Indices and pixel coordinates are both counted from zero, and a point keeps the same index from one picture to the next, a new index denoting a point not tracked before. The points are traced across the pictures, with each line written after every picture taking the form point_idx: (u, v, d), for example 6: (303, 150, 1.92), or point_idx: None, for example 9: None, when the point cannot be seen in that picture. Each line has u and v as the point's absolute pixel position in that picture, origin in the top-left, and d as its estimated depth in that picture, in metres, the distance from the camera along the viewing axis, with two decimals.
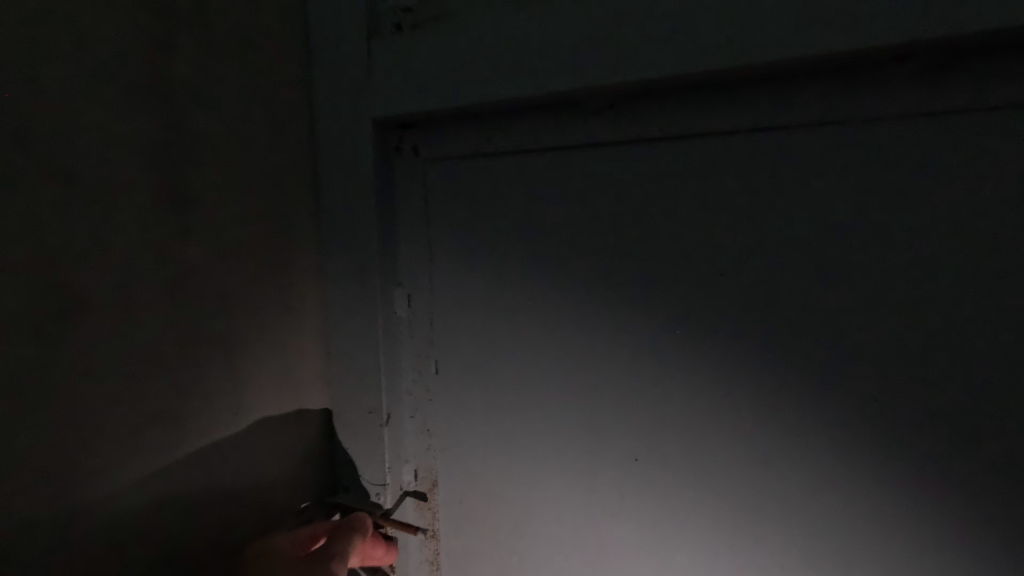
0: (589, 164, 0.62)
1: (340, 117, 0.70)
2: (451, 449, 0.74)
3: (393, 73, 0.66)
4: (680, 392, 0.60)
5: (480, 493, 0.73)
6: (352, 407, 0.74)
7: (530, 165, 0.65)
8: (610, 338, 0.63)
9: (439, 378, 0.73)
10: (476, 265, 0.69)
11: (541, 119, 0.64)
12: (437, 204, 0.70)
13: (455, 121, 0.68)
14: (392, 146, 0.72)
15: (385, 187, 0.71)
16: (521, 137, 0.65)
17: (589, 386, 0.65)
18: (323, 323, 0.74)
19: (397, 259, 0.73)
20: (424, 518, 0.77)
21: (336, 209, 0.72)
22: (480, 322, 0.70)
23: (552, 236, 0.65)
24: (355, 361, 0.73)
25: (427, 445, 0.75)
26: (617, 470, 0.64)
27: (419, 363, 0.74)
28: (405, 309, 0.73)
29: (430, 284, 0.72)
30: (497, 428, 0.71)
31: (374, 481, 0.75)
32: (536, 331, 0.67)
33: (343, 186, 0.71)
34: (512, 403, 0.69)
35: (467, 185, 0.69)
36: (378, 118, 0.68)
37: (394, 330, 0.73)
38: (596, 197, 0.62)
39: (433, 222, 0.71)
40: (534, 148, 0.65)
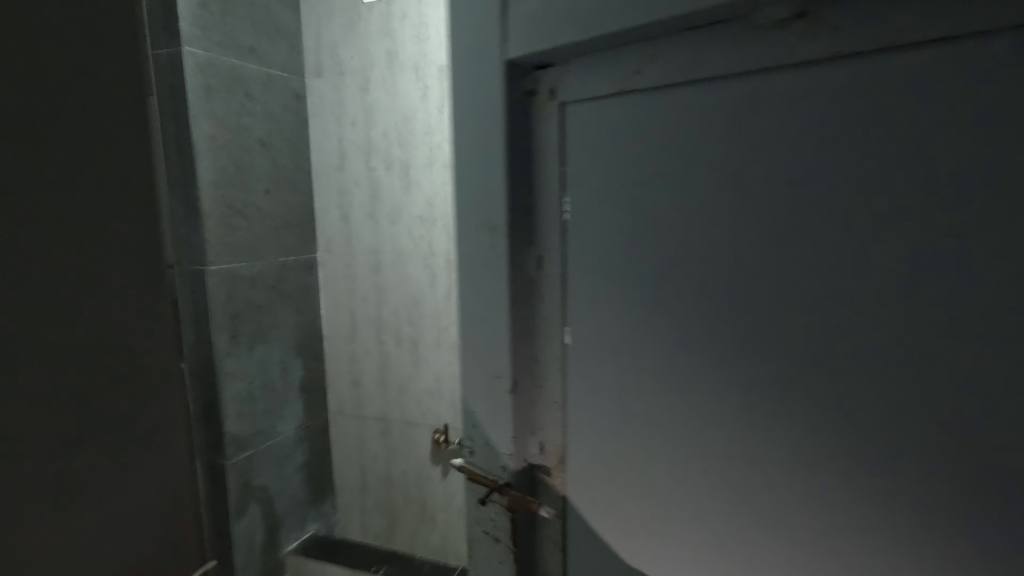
0: (744, 124, 0.60)
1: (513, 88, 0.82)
2: (582, 414, 0.82)
3: (540, 50, 0.76)
4: (830, 433, 0.57)
5: (621, 462, 0.77)
6: (487, 375, 0.89)
7: (674, 131, 0.67)
8: (731, 357, 0.64)
9: (575, 360, 0.82)
10: (615, 279, 0.74)
11: (722, 54, 0.60)
12: (580, 184, 0.78)
13: (604, 73, 0.73)
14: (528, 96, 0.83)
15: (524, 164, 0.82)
16: (707, 61, 0.62)
17: (754, 397, 0.62)
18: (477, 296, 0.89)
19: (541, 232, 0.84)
20: (531, 516, 0.90)
21: (513, 181, 0.83)
22: (624, 328, 0.74)
23: (715, 232, 0.65)
24: (506, 326, 0.85)
25: (558, 417, 0.86)
26: (757, 510, 0.64)
27: (554, 343, 0.85)
28: (558, 323, 0.83)
29: (567, 281, 0.81)
30: (642, 427, 0.74)
31: (502, 458, 0.89)
32: (685, 319, 0.67)
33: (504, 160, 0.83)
34: (651, 292, 0.70)
35: (603, 134, 0.73)
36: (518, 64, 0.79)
37: (559, 320, 0.83)
38: (765, 196, 0.60)
39: (566, 225, 0.81)
40: (688, 95, 0.64)
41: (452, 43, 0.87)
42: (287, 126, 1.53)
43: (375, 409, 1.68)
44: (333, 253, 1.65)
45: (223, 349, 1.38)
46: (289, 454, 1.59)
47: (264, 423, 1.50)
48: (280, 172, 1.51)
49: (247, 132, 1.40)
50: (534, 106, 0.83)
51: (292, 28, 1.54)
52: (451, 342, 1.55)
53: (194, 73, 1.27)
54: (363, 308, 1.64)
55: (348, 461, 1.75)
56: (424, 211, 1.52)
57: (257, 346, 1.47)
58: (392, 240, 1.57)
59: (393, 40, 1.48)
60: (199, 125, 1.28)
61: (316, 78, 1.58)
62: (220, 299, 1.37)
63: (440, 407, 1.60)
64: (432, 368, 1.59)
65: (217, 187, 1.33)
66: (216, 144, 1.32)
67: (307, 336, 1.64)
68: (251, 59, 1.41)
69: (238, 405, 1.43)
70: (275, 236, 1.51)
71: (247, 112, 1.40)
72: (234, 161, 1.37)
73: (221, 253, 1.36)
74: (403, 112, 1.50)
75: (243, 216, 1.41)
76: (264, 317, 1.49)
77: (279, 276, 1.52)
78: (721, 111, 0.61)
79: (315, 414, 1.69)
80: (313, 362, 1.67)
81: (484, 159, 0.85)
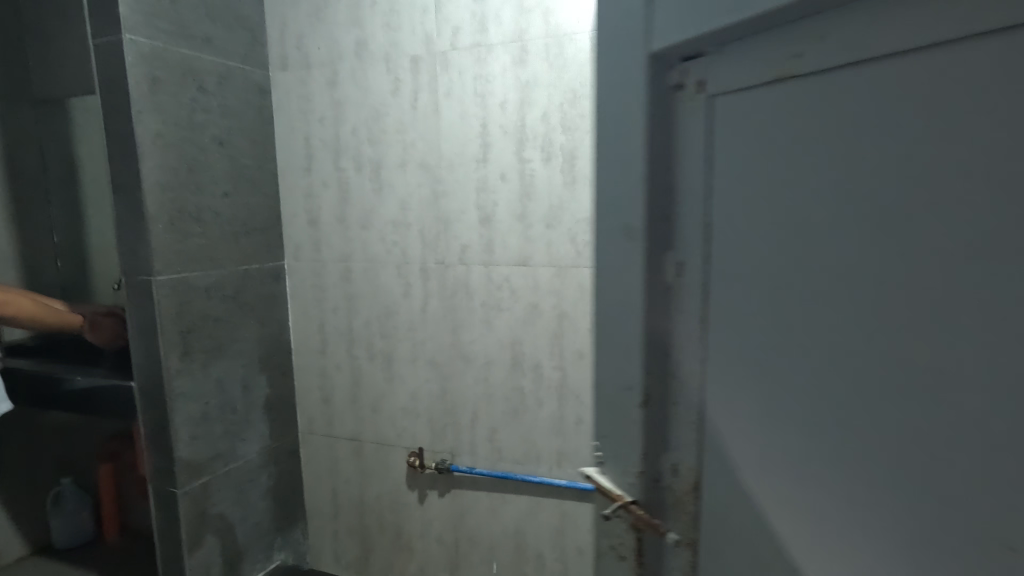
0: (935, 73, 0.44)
1: (651, 67, 0.71)
2: (738, 442, 0.66)
3: (674, 34, 0.66)
4: None
5: (797, 497, 0.59)
6: (618, 378, 0.80)
7: (785, 106, 0.57)
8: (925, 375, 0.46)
9: (708, 363, 0.70)
10: (760, 278, 0.62)
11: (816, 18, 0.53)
12: (720, 167, 0.66)
13: (752, 32, 0.60)
14: (672, 83, 0.72)
15: (659, 139, 0.72)
16: (868, 24, 0.48)
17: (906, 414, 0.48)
18: (615, 277, 0.79)
19: (679, 236, 0.73)
20: (679, 525, 0.78)
21: (665, 169, 0.73)
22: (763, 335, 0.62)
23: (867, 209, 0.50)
24: (676, 309, 0.75)
25: (693, 438, 0.73)
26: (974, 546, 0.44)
27: (699, 341, 0.72)
28: (699, 304, 0.71)
29: (704, 271, 0.70)
30: (801, 445, 0.58)
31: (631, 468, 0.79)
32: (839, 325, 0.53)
33: (645, 139, 0.72)
34: (785, 269, 0.59)
35: (738, 116, 0.63)
36: (657, 51, 0.69)
37: (696, 298, 0.72)
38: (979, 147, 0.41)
39: (710, 194, 0.68)
40: (789, 77, 0.57)
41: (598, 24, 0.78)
42: (249, 123, 1.41)
43: (347, 429, 1.56)
44: (301, 260, 1.53)
45: (174, 369, 1.25)
46: (252, 478, 1.47)
47: (223, 446, 1.38)
48: (240, 172, 1.39)
49: (201, 129, 1.28)
50: (680, 102, 0.72)
51: (254, 17, 1.41)
52: (426, 357, 1.43)
53: (137, 63, 1.14)
54: (333, 320, 1.52)
55: (319, 483, 1.63)
56: (396, 215, 1.40)
57: (214, 363, 1.34)
58: (362, 247, 1.45)
59: (362, 30, 1.36)
60: (143, 121, 1.16)
61: (280, 71, 1.46)
62: (171, 314, 1.24)
63: (415, 428, 1.48)
64: (406, 385, 1.47)
65: (165, 190, 1.21)
66: (164, 142, 1.20)
67: (272, 350, 1.52)
68: (206, 50, 1.28)
69: (192, 429, 1.30)
70: (235, 243, 1.38)
71: (201, 108, 1.28)
72: (186, 161, 1.25)
73: (171, 263, 1.23)
74: (374, 108, 1.38)
75: (197, 221, 1.28)
76: (223, 331, 1.36)
77: (239, 286, 1.40)
78: (892, 82, 0.47)
79: (282, 433, 1.57)
80: (279, 377, 1.55)
81: (614, 126, 0.76)
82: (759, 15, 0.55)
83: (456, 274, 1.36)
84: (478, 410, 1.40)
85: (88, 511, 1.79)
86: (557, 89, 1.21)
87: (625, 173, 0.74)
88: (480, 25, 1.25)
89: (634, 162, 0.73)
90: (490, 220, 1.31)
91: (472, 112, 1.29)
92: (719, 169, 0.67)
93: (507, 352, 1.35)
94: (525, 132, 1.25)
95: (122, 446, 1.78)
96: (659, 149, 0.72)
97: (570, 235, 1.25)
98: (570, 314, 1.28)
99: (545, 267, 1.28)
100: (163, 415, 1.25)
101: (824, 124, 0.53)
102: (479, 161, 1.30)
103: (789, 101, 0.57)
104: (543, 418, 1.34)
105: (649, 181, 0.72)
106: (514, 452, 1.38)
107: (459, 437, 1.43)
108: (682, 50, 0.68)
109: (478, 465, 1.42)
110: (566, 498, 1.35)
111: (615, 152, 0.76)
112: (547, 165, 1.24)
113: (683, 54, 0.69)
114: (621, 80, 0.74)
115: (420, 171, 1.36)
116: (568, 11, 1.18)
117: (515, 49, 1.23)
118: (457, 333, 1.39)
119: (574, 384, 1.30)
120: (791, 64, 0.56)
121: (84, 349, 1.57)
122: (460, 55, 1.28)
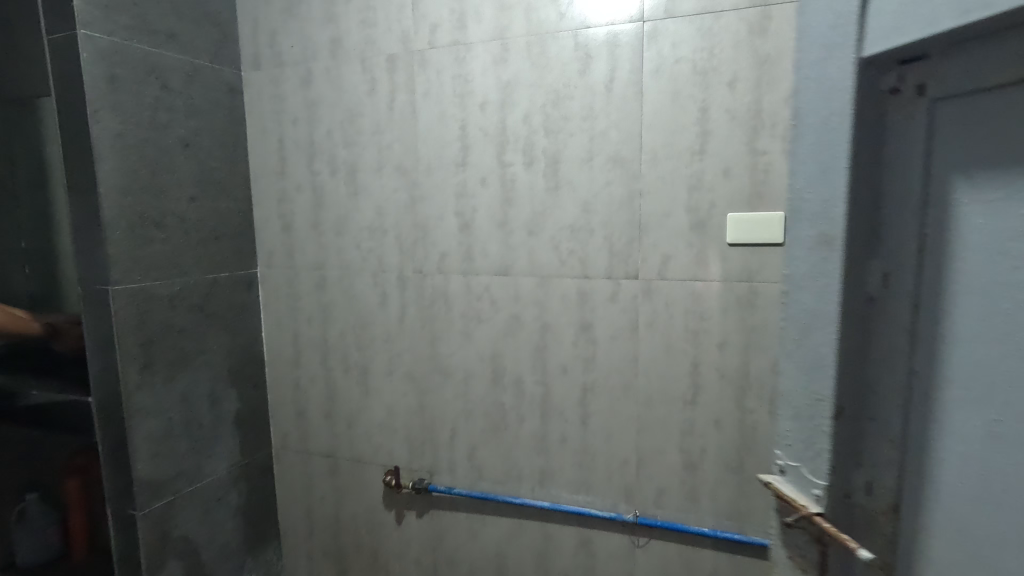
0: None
1: (869, 72, 0.69)
2: (960, 474, 0.66)
3: (865, 28, 0.66)
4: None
5: (990, 499, 0.63)
6: (799, 397, 0.78)
7: (975, 123, 0.62)
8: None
9: (916, 383, 0.70)
10: (984, 315, 0.62)
11: (995, 50, 0.59)
12: (940, 193, 0.66)
13: (955, 49, 0.63)
14: (886, 87, 0.70)
15: (901, 133, 0.69)
16: (991, 57, 0.59)
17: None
18: (811, 296, 0.75)
19: (883, 244, 0.72)
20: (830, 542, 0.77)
21: (889, 177, 0.71)
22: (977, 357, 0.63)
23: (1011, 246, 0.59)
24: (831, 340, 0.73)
25: (892, 458, 0.73)
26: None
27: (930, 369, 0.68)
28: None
29: (915, 285, 0.69)
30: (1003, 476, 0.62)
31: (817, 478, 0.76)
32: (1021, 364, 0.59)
33: (871, 146, 0.71)
34: (1013, 318, 0.59)
35: (921, 129, 0.67)
36: (866, 58, 0.67)
37: (927, 332, 0.68)
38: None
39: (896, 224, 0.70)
40: (997, 87, 0.60)
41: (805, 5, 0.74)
42: (217, 124, 1.34)
43: (321, 445, 1.49)
44: (274, 268, 1.47)
45: (133, 384, 1.17)
46: (220, 497, 1.39)
47: (188, 464, 1.30)
48: (207, 175, 1.32)
49: (165, 129, 1.21)
50: (891, 108, 0.70)
51: (223, 13, 1.35)
52: (403, 371, 1.36)
53: (94, 59, 1.07)
54: (307, 331, 1.46)
55: (293, 501, 1.56)
56: (372, 221, 1.34)
57: (178, 377, 1.27)
58: (337, 255, 1.39)
59: (337, 27, 1.30)
60: (100, 121, 1.08)
61: (253, 70, 1.40)
62: (129, 325, 1.16)
63: (392, 445, 1.41)
64: (383, 399, 1.40)
65: (125, 193, 1.13)
66: (124, 143, 1.12)
67: (243, 361, 1.45)
68: (170, 46, 1.22)
69: (153, 447, 1.22)
70: (202, 250, 1.32)
71: (165, 107, 1.21)
72: (148, 163, 1.17)
73: (129, 271, 1.15)
74: (349, 109, 1.32)
75: (159, 227, 1.21)
76: (188, 342, 1.29)
77: (206, 295, 1.33)
78: None
79: (253, 449, 1.49)
80: (250, 391, 1.48)
81: (807, 144, 0.74)
82: (966, 29, 0.57)
83: (434, 283, 1.30)
84: (457, 427, 1.33)
85: (54, 527, 1.31)
86: (539, 89, 1.15)
87: (829, 164, 0.72)
88: (459, 22, 1.19)
89: (839, 155, 0.70)
90: (470, 227, 1.25)
91: (451, 114, 1.23)
92: (940, 159, 0.66)
93: (487, 366, 1.28)
94: (506, 135, 1.19)
95: (88, 466, 1.26)
96: (869, 152, 0.71)
97: (553, 243, 1.18)
98: (553, 326, 1.21)
99: (527, 276, 1.22)
100: (121, 434, 1.17)
101: (1004, 129, 0.59)
102: (458, 165, 1.24)
103: (1001, 113, 0.59)
104: (524, 436, 1.27)
105: (876, 201, 0.72)
106: (495, 471, 1.31)
107: (438, 455, 1.36)
108: (900, 54, 0.66)
109: (457, 484, 1.35)
110: (549, 521, 1.28)
111: (812, 140, 0.73)
112: (529, 169, 1.18)
113: (902, 57, 0.67)
114: (828, 88, 0.71)
115: (396, 175, 1.29)
116: (550, 7, 1.12)
117: (495, 47, 1.17)
118: (436, 345, 1.32)
119: (556, 400, 1.23)
120: (1003, 89, 0.59)
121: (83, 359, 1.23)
122: (439, 54, 1.22)
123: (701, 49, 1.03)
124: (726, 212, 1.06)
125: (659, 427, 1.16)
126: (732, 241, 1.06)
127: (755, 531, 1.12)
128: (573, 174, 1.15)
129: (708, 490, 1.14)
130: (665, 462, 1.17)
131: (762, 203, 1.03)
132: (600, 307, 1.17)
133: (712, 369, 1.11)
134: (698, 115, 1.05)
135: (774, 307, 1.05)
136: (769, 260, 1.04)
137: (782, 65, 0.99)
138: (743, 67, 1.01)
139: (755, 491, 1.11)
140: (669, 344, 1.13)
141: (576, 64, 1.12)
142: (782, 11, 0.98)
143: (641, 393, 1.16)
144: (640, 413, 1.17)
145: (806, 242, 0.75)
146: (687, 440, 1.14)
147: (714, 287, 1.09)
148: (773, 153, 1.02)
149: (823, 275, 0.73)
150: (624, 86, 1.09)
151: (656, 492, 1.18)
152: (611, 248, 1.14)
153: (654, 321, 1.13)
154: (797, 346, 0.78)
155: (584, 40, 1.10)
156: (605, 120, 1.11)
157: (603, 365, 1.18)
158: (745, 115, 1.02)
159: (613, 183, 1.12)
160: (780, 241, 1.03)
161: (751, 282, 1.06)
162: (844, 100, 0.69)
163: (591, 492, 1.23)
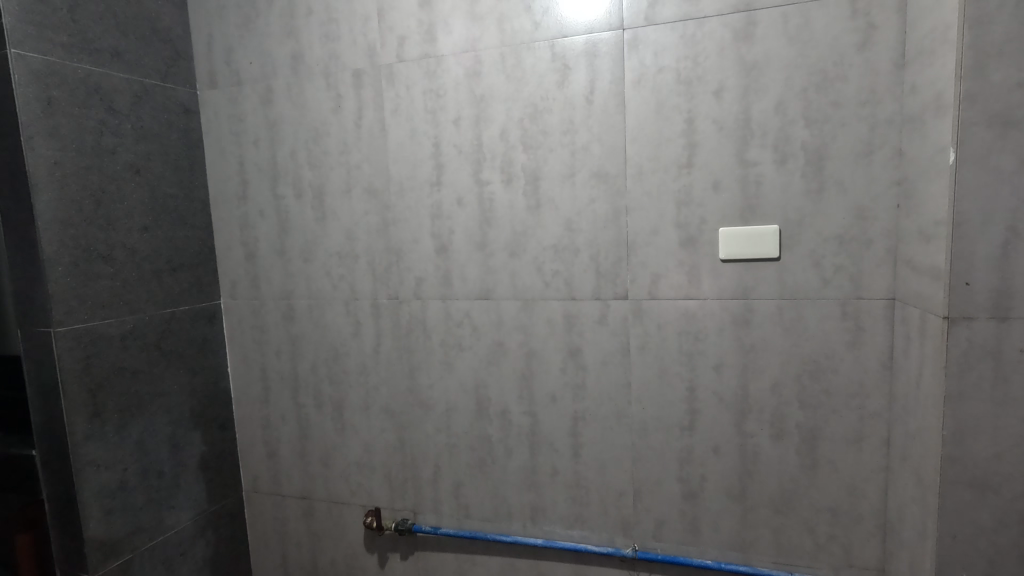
0: None
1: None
2: None
3: None
4: None
5: None
6: (998, 403, 0.75)
7: None
8: None
9: None
10: None
11: None
12: None
13: None
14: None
15: None
16: None
17: None
18: (1009, 315, 0.73)
19: (1014, 257, 0.72)
20: None
21: (988, 203, 0.72)
22: None
23: None
24: None
25: None
26: None
27: None
28: None
29: (1013, 300, 0.73)
30: None
31: None
32: None
33: (1000, 169, 0.71)
34: None
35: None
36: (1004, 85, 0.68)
37: (1012, 347, 0.74)
38: None
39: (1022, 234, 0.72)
40: None
41: (993, 19, 0.69)
42: (172, 147, 1.25)
43: (295, 486, 1.39)
44: (237, 299, 1.38)
45: (82, 434, 1.06)
46: (184, 550, 1.28)
47: (146, 519, 1.19)
48: (160, 203, 1.22)
49: (111, 155, 1.11)
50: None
51: (175, 29, 1.26)
52: (381, 404, 1.28)
53: (26, 80, 0.97)
54: (276, 365, 1.36)
55: (267, 547, 1.45)
56: (342, 246, 1.25)
57: (132, 423, 1.16)
58: (306, 283, 1.30)
59: (298, 41, 1.22)
60: (35, 148, 0.98)
61: (210, 89, 1.32)
62: (75, 370, 1.05)
63: (372, 483, 1.31)
64: (360, 436, 1.31)
65: (66, 227, 1.03)
66: (63, 171, 1.02)
67: (206, 401, 1.35)
68: (115, 65, 1.12)
69: (106, 503, 1.11)
70: (156, 283, 1.22)
71: (110, 131, 1.11)
72: (93, 192, 1.07)
73: (73, 310, 1.04)
74: (313, 128, 1.24)
75: (106, 261, 1.11)
76: (143, 385, 1.18)
77: (162, 332, 1.23)
78: None
79: (221, 494, 1.39)
80: (216, 432, 1.37)
81: (1014, 159, 0.71)
82: None
83: (412, 310, 1.22)
84: (440, 463, 1.25)
85: None
86: (515, 103, 1.09)
87: (1008, 183, 0.71)
88: (428, 34, 1.12)
89: (1014, 168, 0.71)
90: (447, 250, 1.17)
91: (423, 130, 1.16)
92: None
93: (470, 397, 1.20)
94: (482, 152, 1.12)
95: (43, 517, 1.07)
96: (999, 173, 0.72)
97: (537, 264, 1.12)
98: (539, 352, 1.14)
99: (510, 300, 1.14)
100: (68, 491, 1.05)
101: None
102: (432, 184, 1.16)
103: None
104: (513, 469, 1.19)
105: (1015, 217, 0.72)
106: (482, 508, 1.23)
107: (421, 493, 1.27)
108: None
109: (443, 523, 1.27)
110: (543, 559, 1.19)
111: (1013, 160, 0.71)
112: (508, 187, 1.11)
113: None
114: (988, 111, 0.71)
115: (367, 197, 1.22)
116: (524, 16, 1.06)
117: (467, 59, 1.11)
118: (414, 377, 1.24)
119: (546, 431, 1.16)
120: None
121: (18, 398, 1.04)
122: (408, 67, 1.15)
123: (684, 57, 0.98)
124: (717, 228, 1.00)
125: (656, 455, 1.09)
126: (725, 257, 1.00)
127: (761, 562, 1.06)
128: (555, 191, 1.09)
129: (709, 521, 1.08)
130: (663, 493, 1.10)
131: (754, 217, 0.98)
132: (589, 331, 1.10)
133: (709, 392, 1.05)
134: (685, 126, 1.00)
135: (772, 325, 1.00)
136: (764, 277, 0.99)
137: (769, 72, 0.94)
138: (730, 74, 0.96)
139: (759, 519, 1.05)
140: (662, 367, 1.07)
141: (554, 76, 1.06)
142: (766, 17, 0.93)
143: (636, 420, 1.10)
144: (635, 441, 1.10)
145: (1003, 256, 0.73)
146: (685, 468, 1.08)
147: (708, 306, 1.03)
148: (764, 164, 0.97)
149: (1008, 291, 0.73)
150: (605, 97, 1.03)
151: (656, 524, 1.11)
152: (598, 268, 1.08)
153: (646, 344, 1.07)
154: (1003, 360, 0.75)
155: (561, 50, 1.04)
156: (586, 133, 1.05)
157: (594, 392, 1.11)
158: (733, 125, 0.97)
159: (597, 200, 1.06)
160: (776, 255, 0.97)
161: (747, 300, 1.01)
162: (962, 121, 0.72)
163: (587, 527, 1.16)
